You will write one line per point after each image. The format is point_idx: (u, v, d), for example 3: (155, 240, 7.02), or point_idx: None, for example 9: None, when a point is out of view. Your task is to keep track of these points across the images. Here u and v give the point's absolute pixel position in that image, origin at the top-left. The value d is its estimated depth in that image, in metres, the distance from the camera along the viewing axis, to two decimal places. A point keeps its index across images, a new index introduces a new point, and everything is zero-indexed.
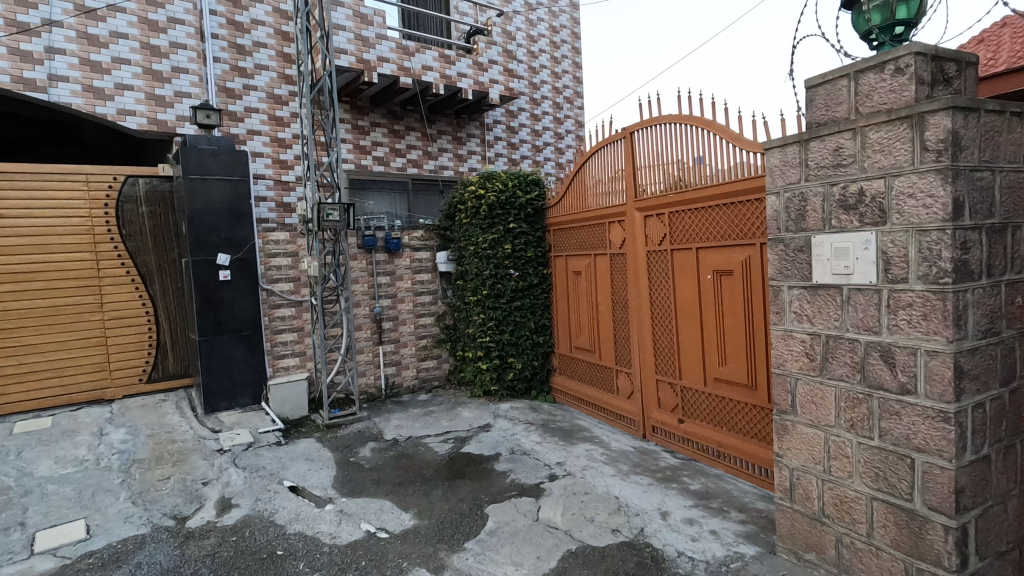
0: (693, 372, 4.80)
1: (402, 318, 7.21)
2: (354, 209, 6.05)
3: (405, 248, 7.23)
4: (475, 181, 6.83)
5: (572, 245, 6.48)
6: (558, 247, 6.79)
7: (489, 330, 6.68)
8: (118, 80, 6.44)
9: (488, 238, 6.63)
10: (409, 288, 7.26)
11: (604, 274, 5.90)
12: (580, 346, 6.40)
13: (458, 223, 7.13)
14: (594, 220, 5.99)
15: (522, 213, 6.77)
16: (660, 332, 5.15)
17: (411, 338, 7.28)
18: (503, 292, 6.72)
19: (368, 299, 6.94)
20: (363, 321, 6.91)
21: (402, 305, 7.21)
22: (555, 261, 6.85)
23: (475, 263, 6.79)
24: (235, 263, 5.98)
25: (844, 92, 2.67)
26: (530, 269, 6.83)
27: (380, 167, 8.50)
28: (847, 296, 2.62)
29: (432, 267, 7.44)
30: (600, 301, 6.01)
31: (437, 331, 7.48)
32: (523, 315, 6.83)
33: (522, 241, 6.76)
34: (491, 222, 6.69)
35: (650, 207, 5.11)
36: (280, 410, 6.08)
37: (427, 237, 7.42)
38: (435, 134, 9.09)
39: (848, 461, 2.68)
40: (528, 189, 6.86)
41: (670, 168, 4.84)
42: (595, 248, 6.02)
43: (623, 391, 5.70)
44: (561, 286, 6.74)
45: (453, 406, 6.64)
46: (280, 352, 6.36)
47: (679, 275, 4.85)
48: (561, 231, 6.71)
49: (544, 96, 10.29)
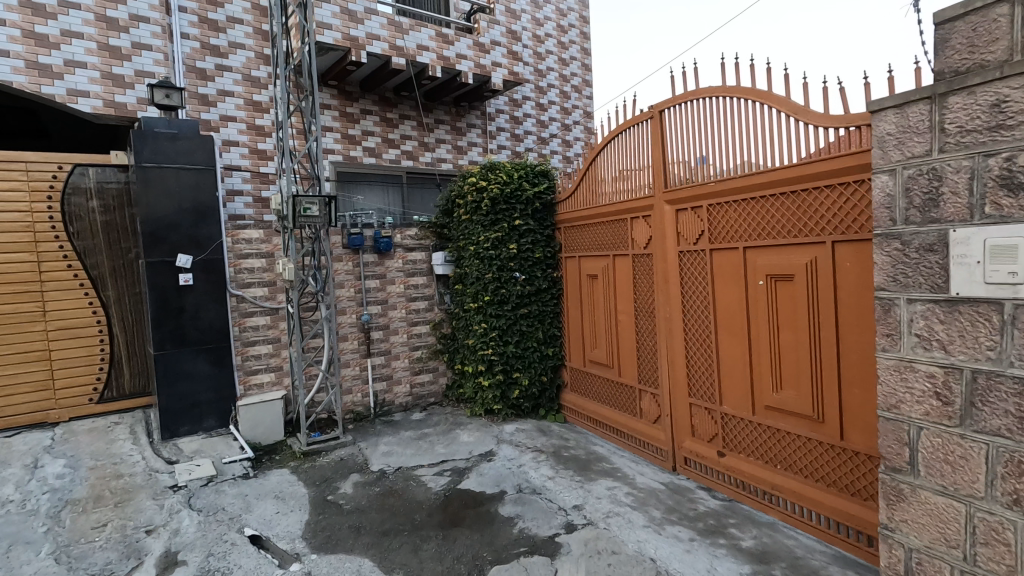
0: (737, 396, 4.00)
1: (395, 326, 6.42)
2: (336, 203, 5.25)
3: (397, 248, 6.43)
4: (475, 172, 6.04)
5: (586, 245, 5.68)
6: (569, 247, 5.99)
7: (492, 341, 5.88)
8: (68, 56, 5.64)
9: (491, 236, 5.84)
10: (402, 293, 6.46)
11: (625, 278, 5.10)
12: (596, 360, 5.59)
13: (457, 219, 6.34)
14: (612, 216, 5.20)
15: (528, 208, 5.97)
16: (695, 347, 4.35)
17: (405, 350, 6.48)
18: (508, 298, 5.92)
19: (355, 306, 6.14)
20: (350, 330, 6.11)
21: (394, 312, 6.41)
22: (566, 264, 6.05)
23: (475, 264, 5.99)
24: (199, 265, 5.18)
25: (1003, 23, 1.85)
26: (538, 272, 6.03)
27: (371, 159, 7.71)
28: (1011, 316, 1.81)
29: (428, 269, 6.64)
30: (621, 310, 5.21)
31: (434, 341, 6.68)
32: (530, 323, 6.04)
33: (529, 239, 5.96)
34: (493, 218, 5.90)
35: (683, 199, 4.30)
36: (251, 434, 5.28)
37: (422, 236, 6.62)
38: (432, 123, 8.30)
39: (1010, 551, 1.87)
40: (536, 180, 6.06)
41: (710, 151, 4.04)
42: (614, 248, 5.22)
43: (649, 415, 4.89)
44: (574, 291, 5.94)
45: (451, 428, 5.84)
46: (253, 367, 5.56)
47: (720, 279, 4.05)
48: (573, 229, 5.91)
49: (550, 84, 9.53)
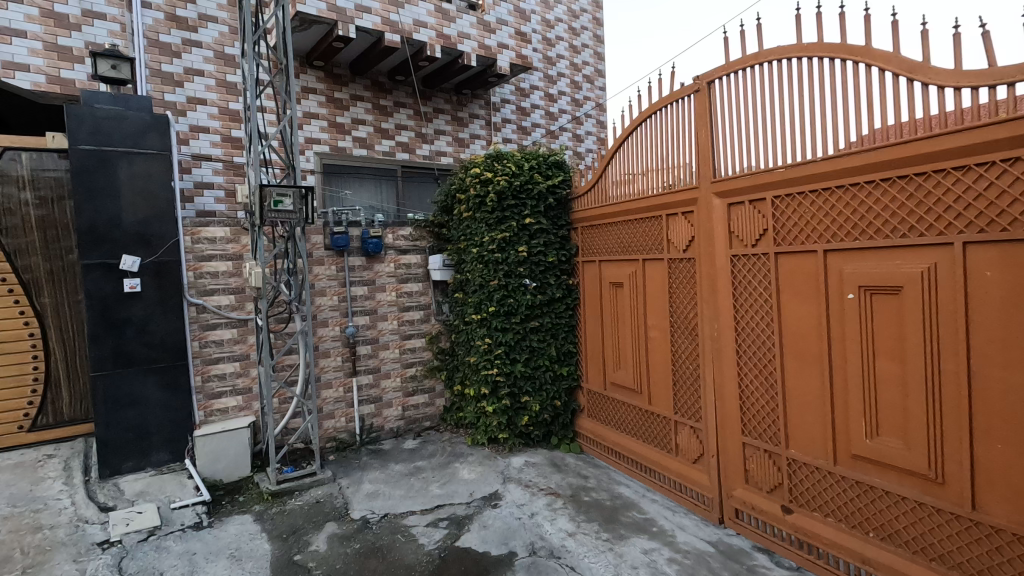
0: (810, 438, 3.15)
1: (385, 340, 5.58)
2: (314, 195, 4.42)
3: (388, 250, 5.60)
4: (479, 163, 5.20)
5: (608, 248, 4.84)
6: (588, 250, 5.16)
7: (497, 359, 5.04)
8: (4, 23, 4.83)
9: (497, 236, 5.00)
10: (394, 302, 5.63)
11: (658, 287, 4.27)
12: (621, 383, 4.76)
13: (458, 216, 5.49)
14: (642, 212, 4.38)
15: (540, 204, 5.12)
16: (750, 373, 3.51)
17: (397, 367, 5.65)
18: (517, 309, 5.08)
19: (339, 317, 5.30)
20: (333, 345, 5.27)
21: (385, 324, 5.57)
22: (584, 269, 5.23)
23: (478, 270, 5.14)
24: (149, 269, 4.34)
25: None
26: (551, 280, 5.19)
27: (362, 151, 6.90)
28: None
29: (424, 275, 5.81)
30: (652, 324, 4.37)
31: (430, 356, 5.84)
32: (542, 339, 5.19)
33: (541, 241, 5.12)
34: (500, 216, 5.06)
35: (738, 190, 3.47)
36: (210, 471, 4.44)
37: (418, 236, 5.79)
38: (431, 113, 7.48)
39: None
40: (549, 172, 5.22)
41: (776, 130, 3.22)
42: (643, 251, 4.39)
43: (687, 453, 4.05)
44: (593, 301, 5.10)
45: (449, 461, 5.00)
46: (215, 390, 4.72)
47: (787, 291, 3.22)
48: (592, 228, 5.07)
49: (559, 73, 8.74)
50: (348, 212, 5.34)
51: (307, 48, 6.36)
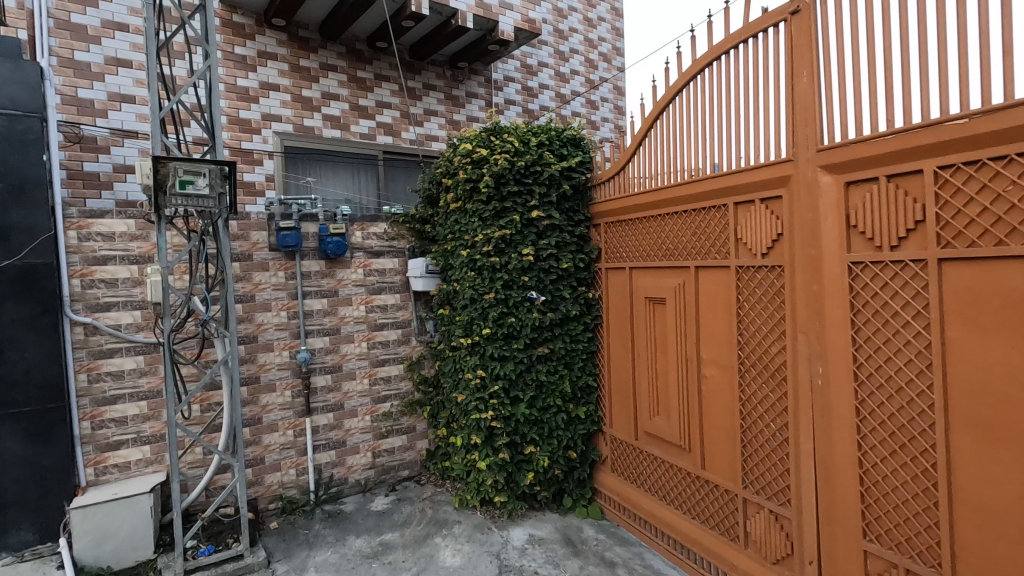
0: (1004, 568, 1.90)
1: (350, 368, 4.35)
2: (233, 172, 3.20)
3: (356, 252, 4.37)
4: (472, 137, 3.94)
5: (642, 250, 3.60)
6: (613, 254, 3.92)
7: (493, 398, 3.80)
8: None
9: (495, 234, 3.76)
10: (362, 319, 4.40)
11: (720, 307, 3.02)
12: (661, 435, 3.51)
13: (445, 208, 4.23)
14: (694, 202, 3.13)
15: (551, 191, 3.87)
16: (879, 448, 2.25)
17: (366, 402, 4.42)
18: (520, 333, 3.85)
19: (289, 340, 4.08)
20: (280, 376, 4.05)
21: (350, 347, 4.34)
22: (610, 280, 3.99)
23: (471, 279, 3.89)
24: (9, 277, 3.16)
25: None
26: (565, 292, 3.94)
27: (335, 132, 5.69)
28: None
29: (402, 284, 4.59)
30: (707, 359, 3.12)
31: (409, 388, 4.62)
32: (552, 370, 3.95)
33: (552, 241, 3.86)
34: (499, 207, 3.80)
35: (863, 161, 2.22)
36: (93, 556, 3.21)
37: (395, 234, 4.56)
38: (420, 89, 6.27)
39: None
40: (563, 151, 3.96)
41: (944, 57, 1.97)
42: (695, 256, 3.15)
43: (765, 548, 2.80)
44: (622, 321, 3.87)
45: (428, 534, 3.75)
46: (111, 440, 3.50)
47: (960, 323, 1.96)
48: (620, 226, 3.83)
49: (572, 49, 7.53)
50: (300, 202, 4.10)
51: (264, 3, 5.18)
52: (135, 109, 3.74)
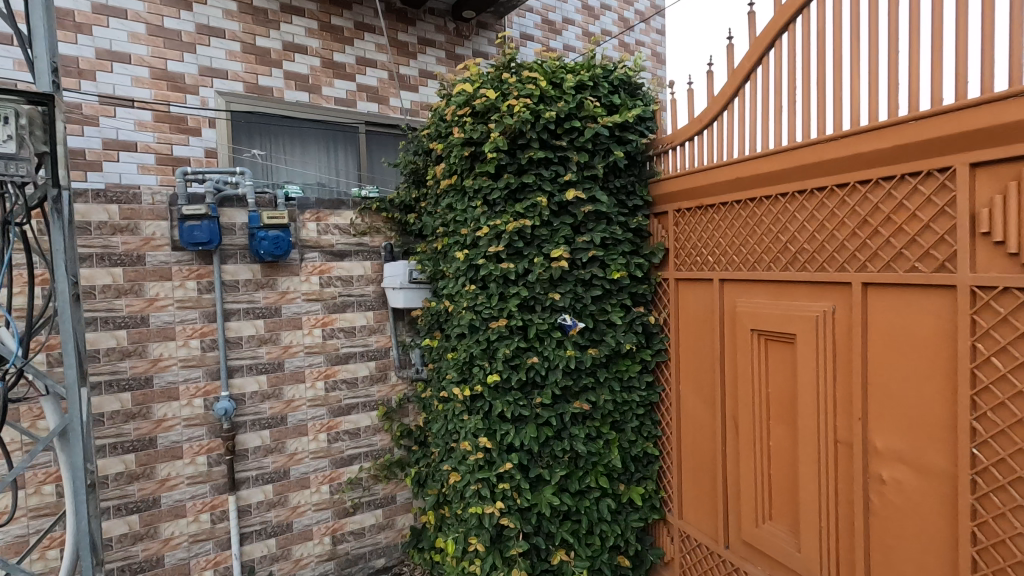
0: None
1: (299, 421, 3.03)
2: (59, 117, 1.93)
3: (308, 253, 3.04)
4: (475, 75, 2.54)
5: (746, 252, 2.24)
6: (691, 257, 2.55)
7: (502, 482, 2.45)
8: None
9: (508, 227, 2.39)
10: (317, 349, 3.07)
11: (923, 360, 1.64)
12: (779, 557, 2.14)
13: (434, 188, 2.86)
14: (861, 169, 1.76)
15: (596, 161, 2.49)
16: None
17: (322, 468, 3.10)
18: (544, 380, 2.50)
19: (203, 382, 2.76)
20: (189, 436, 2.75)
21: (299, 390, 3.02)
22: (682, 297, 2.63)
23: (471, 295, 2.53)
24: None
25: None
26: (615, 317, 2.57)
27: (302, 94, 4.37)
28: None
29: (376, 299, 3.26)
30: (886, 449, 1.75)
31: (386, 444, 3.29)
32: (593, 436, 2.59)
33: (596, 237, 2.49)
34: (516, 184, 2.44)
35: None
36: None
37: (368, 229, 3.22)
38: (415, 45, 4.91)
39: None
40: (614, 98, 2.55)
41: None
42: (860, 265, 1.79)
43: None
44: (705, 359, 2.51)
45: None
46: None
47: None
48: (702, 215, 2.47)
49: (604, 5, 6.13)
50: (223, 177, 2.80)
51: None
52: (9, 51, 2.79)
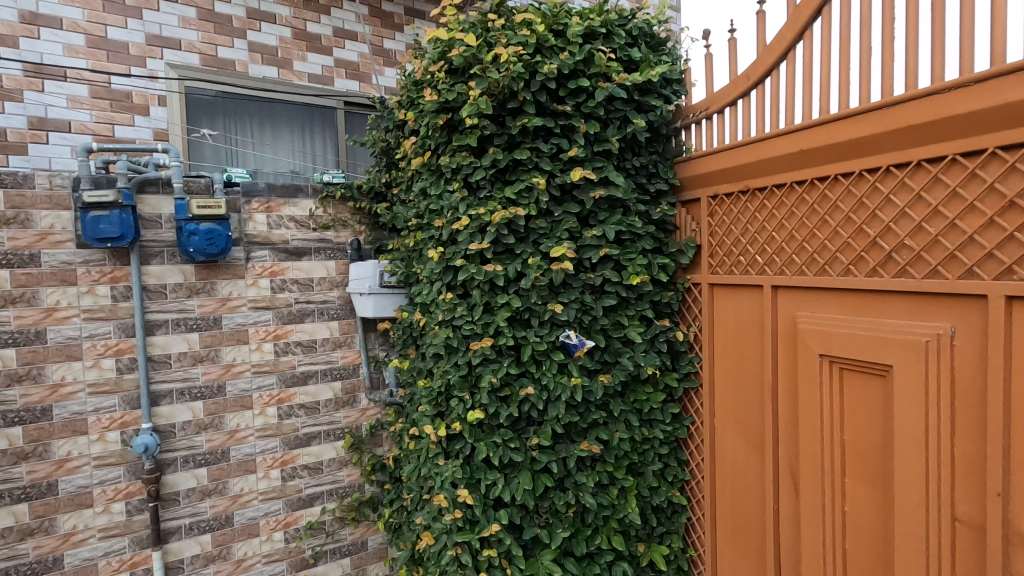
0: None
1: (245, 456, 2.48)
2: None
3: (256, 250, 2.49)
4: (452, 20, 1.96)
5: (809, 249, 1.68)
6: (733, 257, 1.98)
7: (487, 548, 1.90)
8: None
9: (494, 218, 1.82)
10: (268, 368, 2.53)
11: None
12: None
13: (407, 170, 2.30)
14: (1006, 128, 1.19)
15: (609, 133, 1.93)
16: None
17: (275, 511, 2.56)
18: (542, 415, 1.95)
19: (118, 412, 2.23)
20: (101, 478, 2.21)
21: (245, 419, 2.48)
22: (720, 307, 2.06)
23: (448, 306, 1.96)
24: None
25: None
26: (633, 333, 2.01)
27: (270, 70, 3.54)
28: None
29: (342, 306, 2.71)
30: None
31: (354, 480, 2.75)
32: (604, 484, 2.04)
33: (610, 230, 1.93)
34: (506, 161, 1.86)
35: None
36: None
37: (331, 221, 2.67)
38: (401, 16, 4.04)
39: None
40: (632, 51, 1.98)
41: None
42: (964, 271, 1.28)
43: None
44: (749, 389, 1.94)
45: None
46: None
47: None
48: (749, 202, 1.91)
49: None
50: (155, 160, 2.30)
51: None
52: None
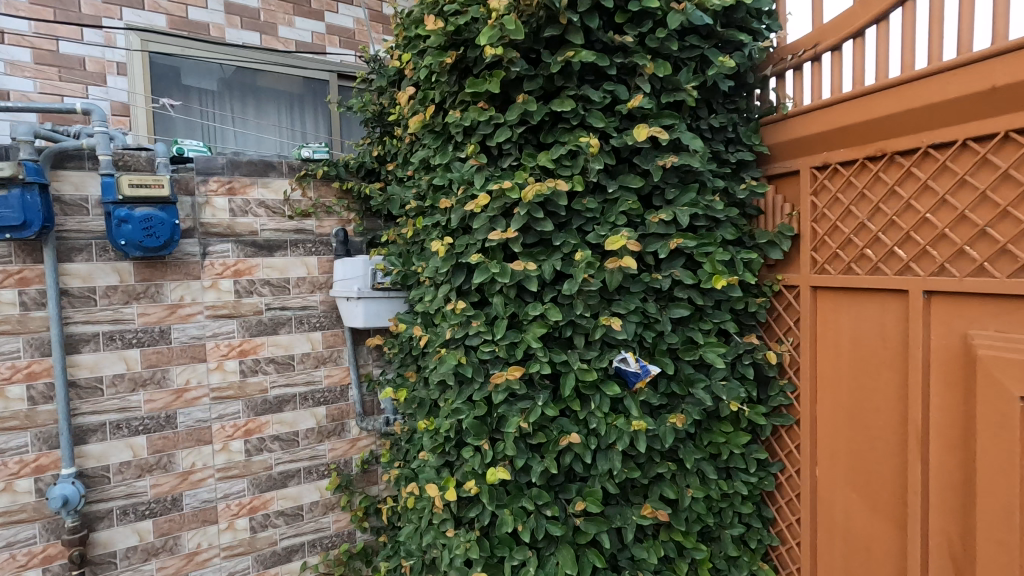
0: None
1: (202, 504, 1.97)
2: None
3: (215, 245, 1.97)
4: None
5: (995, 238, 1.12)
6: (854, 249, 1.42)
7: None
8: None
9: (525, 194, 1.27)
10: (232, 393, 2.01)
11: None
12: None
13: (405, 138, 1.75)
14: None
15: (683, 77, 1.38)
16: None
17: (242, 571, 2.04)
18: (588, 469, 1.42)
19: (31, 455, 1.71)
20: (9, 541, 1.70)
21: (202, 457, 1.96)
22: (829, 321, 1.51)
23: (460, 319, 1.41)
24: None
25: None
26: (713, 355, 1.46)
27: (250, 35, 2.89)
28: None
29: (326, 313, 2.18)
30: None
31: (342, 528, 2.23)
32: (670, 559, 1.50)
33: (684, 213, 1.38)
34: (541, 114, 1.31)
35: None
36: None
37: (311, 208, 2.13)
38: None
39: None
40: None
41: None
42: None
43: None
44: (877, 436, 1.40)
45: None
46: None
47: None
48: (881, 172, 1.35)
49: None
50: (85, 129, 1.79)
51: None
52: None
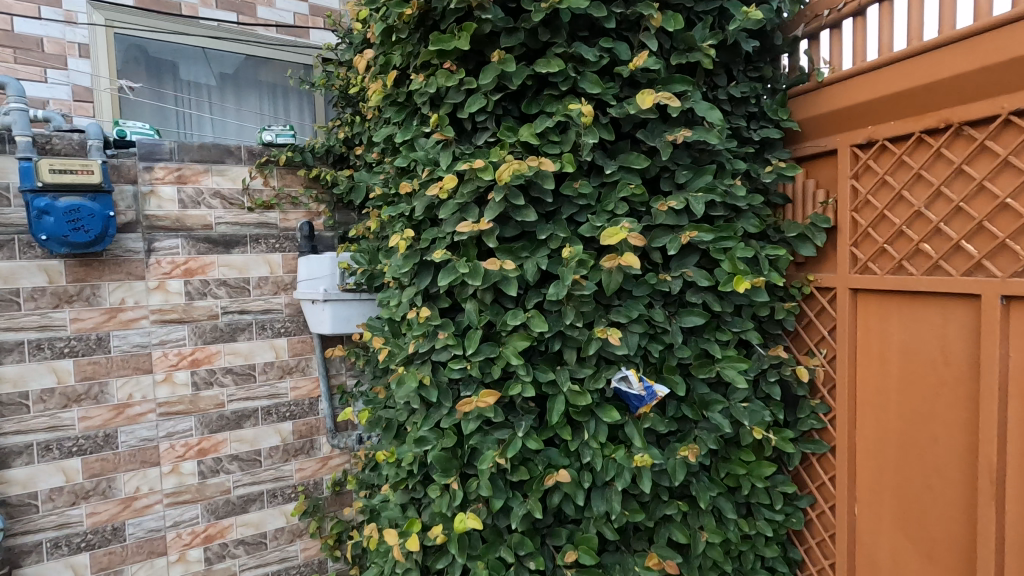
0: None
1: (148, 534, 1.74)
2: None
3: (161, 240, 1.73)
4: None
5: None
6: (906, 244, 1.16)
7: None
8: None
9: (500, 175, 1.02)
10: (182, 408, 1.78)
11: None
12: None
13: (371, 115, 1.51)
14: None
15: (698, 34, 1.13)
16: None
17: None
18: (580, 510, 1.18)
19: None
20: None
21: (148, 481, 1.74)
22: (873, 330, 1.25)
23: (425, 330, 1.17)
24: None
25: None
26: (732, 373, 1.21)
27: (223, 14, 2.50)
28: None
29: (291, 317, 1.95)
30: None
31: (311, 556, 2.01)
32: None
33: (698, 200, 1.13)
34: (522, 77, 1.06)
35: None
36: None
37: (274, 199, 1.89)
38: None
39: None
40: None
41: None
42: None
43: None
44: (934, 474, 1.14)
45: None
46: None
47: None
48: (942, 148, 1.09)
49: None
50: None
51: None
52: None
